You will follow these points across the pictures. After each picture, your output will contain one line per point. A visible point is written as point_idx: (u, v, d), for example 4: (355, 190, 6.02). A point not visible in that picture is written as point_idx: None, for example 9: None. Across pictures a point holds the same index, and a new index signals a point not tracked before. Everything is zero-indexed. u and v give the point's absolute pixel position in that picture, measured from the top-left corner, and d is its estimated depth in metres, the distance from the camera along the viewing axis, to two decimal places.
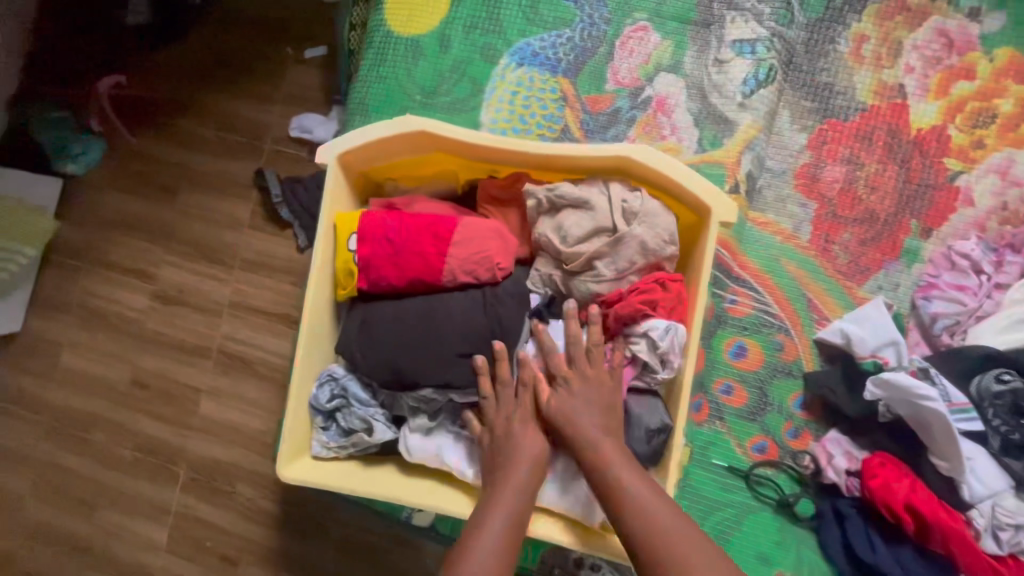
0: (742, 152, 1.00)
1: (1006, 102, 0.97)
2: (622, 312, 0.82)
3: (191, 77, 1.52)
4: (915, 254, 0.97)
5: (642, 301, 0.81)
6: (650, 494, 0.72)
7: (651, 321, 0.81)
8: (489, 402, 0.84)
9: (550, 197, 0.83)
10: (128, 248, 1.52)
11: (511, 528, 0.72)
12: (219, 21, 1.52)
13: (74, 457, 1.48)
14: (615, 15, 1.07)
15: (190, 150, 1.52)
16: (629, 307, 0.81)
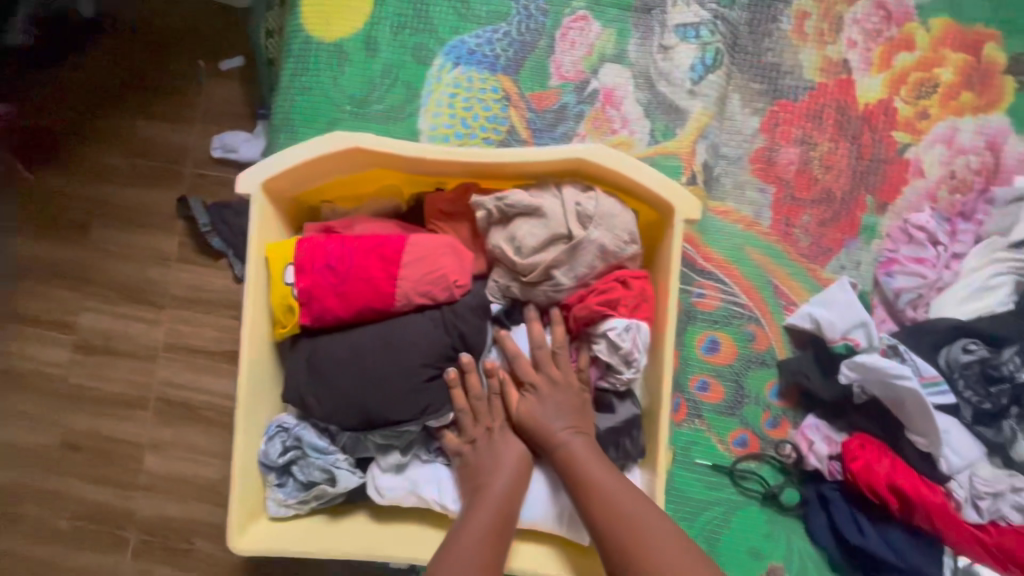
0: (696, 142, 0.97)
1: (946, 70, 0.97)
2: (580, 315, 0.77)
3: (92, 101, 1.36)
4: (872, 230, 0.96)
5: (601, 302, 0.76)
6: (630, 494, 0.69)
7: (610, 321, 0.77)
8: (466, 416, 0.77)
9: (500, 206, 0.77)
10: (39, 297, 1.35)
11: (492, 534, 0.67)
12: (115, 36, 1.36)
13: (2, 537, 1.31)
14: (552, 5, 1.01)
15: (100, 182, 1.35)
16: (587, 310, 0.76)
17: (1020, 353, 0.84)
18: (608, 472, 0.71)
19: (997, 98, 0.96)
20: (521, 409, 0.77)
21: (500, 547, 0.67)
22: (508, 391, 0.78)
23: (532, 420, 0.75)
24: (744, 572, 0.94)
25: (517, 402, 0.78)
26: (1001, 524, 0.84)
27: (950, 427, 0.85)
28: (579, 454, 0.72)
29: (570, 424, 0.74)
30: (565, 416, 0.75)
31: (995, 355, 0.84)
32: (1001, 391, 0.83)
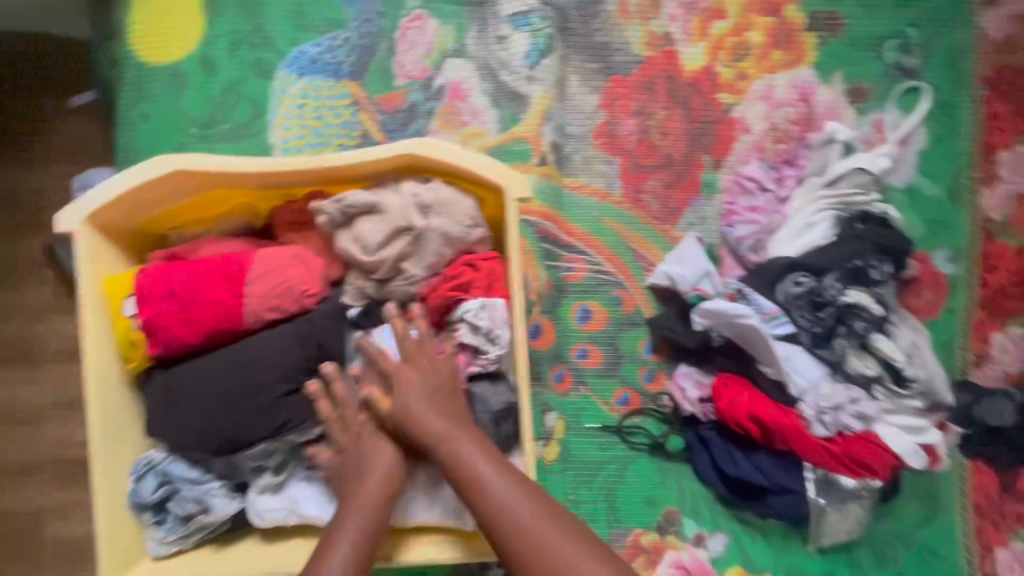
0: (541, 124, 1.02)
1: (756, 33, 1.06)
2: (435, 303, 0.81)
3: None
4: (712, 186, 1.05)
5: (454, 287, 0.80)
6: (518, 491, 0.68)
7: (465, 304, 0.80)
8: (335, 425, 0.79)
9: (340, 208, 0.77)
10: None
11: (362, 549, 0.69)
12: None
13: None
14: (387, 7, 1.02)
15: None
16: (440, 297, 0.80)
17: (841, 279, 0.92)
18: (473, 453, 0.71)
19: (802, 53, 1.06)
20: (389, 406, 0.77)
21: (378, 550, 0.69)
22: (375, 390, 0.79)
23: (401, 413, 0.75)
24: (642, 520, 1.04)
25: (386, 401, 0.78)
26: (847, 434, 0.93)
27: (792, 354, 0.93)
28: (447, 435, 0.72)
29: (438, 416, 0.74)
30: (432, 413, 0.74)
31: (820, 283, 0.93)
32: (828, 314, 0.92)
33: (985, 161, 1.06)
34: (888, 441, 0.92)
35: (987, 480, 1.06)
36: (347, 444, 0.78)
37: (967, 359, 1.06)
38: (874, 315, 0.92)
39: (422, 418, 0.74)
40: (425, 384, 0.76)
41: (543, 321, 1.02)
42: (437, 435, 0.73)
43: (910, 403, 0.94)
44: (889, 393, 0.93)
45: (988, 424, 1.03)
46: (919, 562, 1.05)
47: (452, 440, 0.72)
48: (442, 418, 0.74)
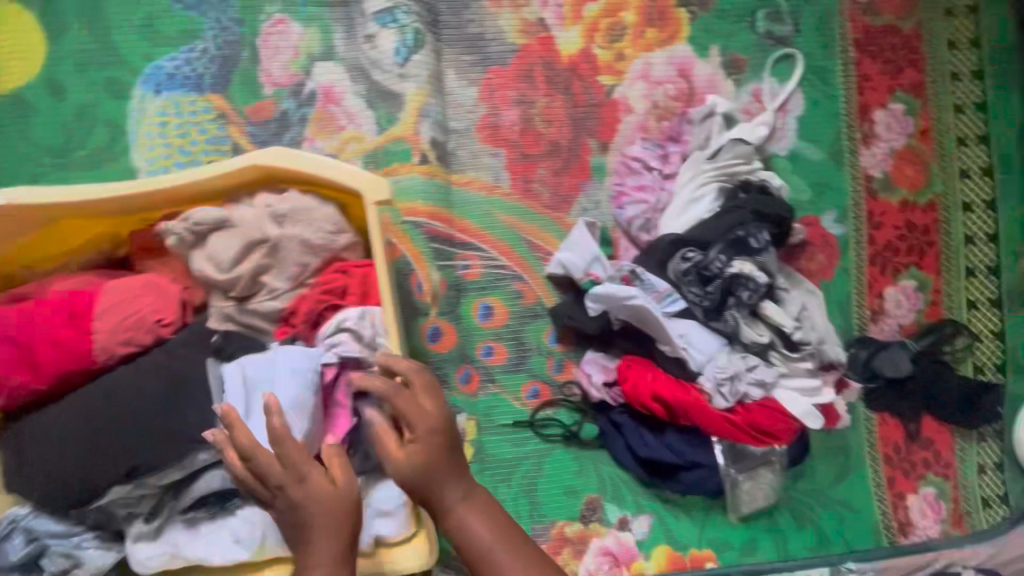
0: (419, 122, 0.99)
1: (629, 13, 1.05)
2: (307, 312, 0.76)
3: None
4: (602, 170, 1.04)
5: (323, 293, 0.75)
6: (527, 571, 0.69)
7: (342, 311, 0.75)
8: (256, 480, 0.69)
9: (189, 227, 0.73)
10: None
11: None
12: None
13: None
14: (245, 14, 0.98)
15: None
16: (311, 302, 0.75)
17: (723, 250, 0.92)
18: (482, 524, 0.72)
19: (676, 29, 1.06)
20: (398, 458, 0.71)
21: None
22: (381, 436, 0.72)
23: (411, 471, 0.70)
24: (564, 512, 1.03)
25: (399, 453, 0.71)
26: (746, 403, 0.95)
27: (688, 331, 0.94)
28: (455, 503, 0.72)
29: (450, 480, 0.72)
30: (439, 478, 0.71)
31: (705, 256, 0.93)
32: (716, 287, 0.92)
33: (863, 121, 1.08)
34: (786, 404, 0.94)
35: (893, 430, 1.09)
36: (320, 500, 0.67)
37: (863, 315, 1.09)
38: (758, 283, 0.91)
39: (429, 480, 0.71)
40: (440, 440, 0.71)
41: (442, 322, 1.01)
42: (437, 499, 0.72)
43: (803, 364, 0.95)
44: (784, 357, 0.95)
45: (886, 377, 1.06)
46: (837, 518, 1.07)
47: (461, 511, 0.72)
48: (450, 480, 0.72)
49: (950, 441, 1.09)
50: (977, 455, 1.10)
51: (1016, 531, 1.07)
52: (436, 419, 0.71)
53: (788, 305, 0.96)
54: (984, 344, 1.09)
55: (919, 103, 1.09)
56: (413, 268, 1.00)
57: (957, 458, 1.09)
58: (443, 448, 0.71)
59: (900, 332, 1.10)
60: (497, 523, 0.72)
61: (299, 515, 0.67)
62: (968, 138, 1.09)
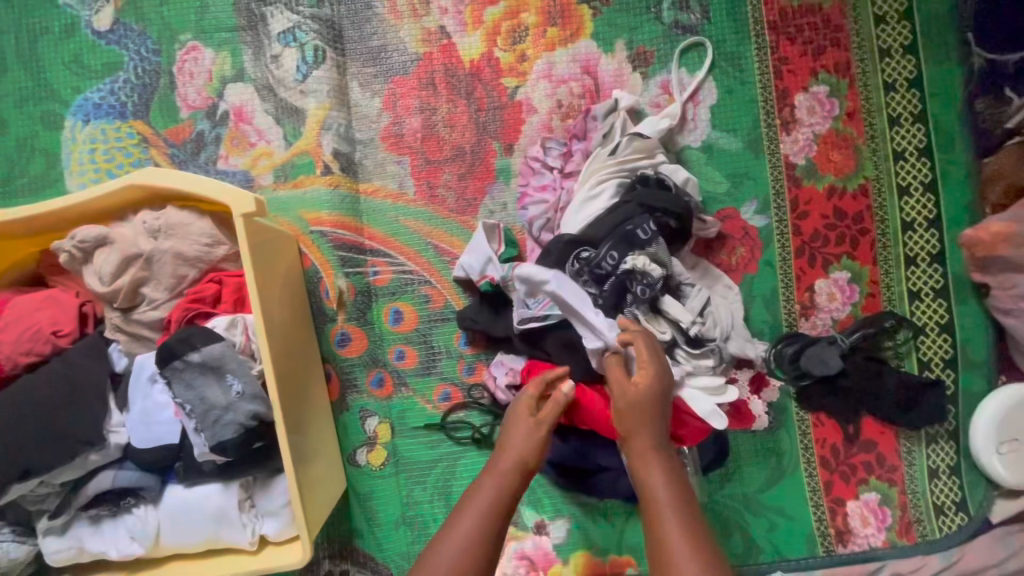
0: (321, 136, 1.03)
1: (530, 14, 1.05)
2: (178, 320, 0.78)
3: None
4: (507, 172, 1.04)
5: (192, 300, 0.79)
6: (686, 537, 0.66)
7: (212, 319, 0.78)
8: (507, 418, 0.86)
9: (76, 245, 0.79)
10: None
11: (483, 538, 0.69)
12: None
13: None
14: (161, 44, 1.05)
15: None
16: (179, 310, 0.78)
17: (615, 246, 0.89)
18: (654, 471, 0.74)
19: (579, 26, 1.05)
20: (621, 395, 0.81)
21: (504, 521, 0.73)
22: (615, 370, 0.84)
23: (627, 405, 0.79)
24: None
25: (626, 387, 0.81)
26: None
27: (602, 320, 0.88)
28: (643, 452, 0.76)
29: (648, 425, 0.79)
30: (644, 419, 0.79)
31: (597, 253, 0.90)
32: (611, 284, 0.89)
33: (783, 106, 1.03)
34: (689, 403, 0.88)
35: (830, 432, 1.01)
36: (520, 435, 0.81)
37: (792, 310, 1.03)
38: (652, 278, 0.88)
39: (632, 424, 0.79)
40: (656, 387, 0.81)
41: (351, 328, 1.03)
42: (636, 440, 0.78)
43: (706, 361, 0.90)
44: (688, 354, 0.90)
45: (814, 375, 0.98)
46: (769, 526, 1.00)
47: (649, 459, 0.76)
48: (644, 434, 0.78)
49: (895, 443, 1.01)
50: (928, 459, 1.01)
51: (971, 541, 0.99)
52: (648, 376, 0.81)
53: (692, 301, 0.92)
54: (928, 338, 1.01)
55: (845, 83, 1.02)
56: (321, 276, 1.03)
57: (904, 461, 1.01)
58: (655, 395, 0.80)
59: (833, 326, 1.02)
60: (679, 491, 0.72)
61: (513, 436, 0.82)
62: (902, 117, 1.02)
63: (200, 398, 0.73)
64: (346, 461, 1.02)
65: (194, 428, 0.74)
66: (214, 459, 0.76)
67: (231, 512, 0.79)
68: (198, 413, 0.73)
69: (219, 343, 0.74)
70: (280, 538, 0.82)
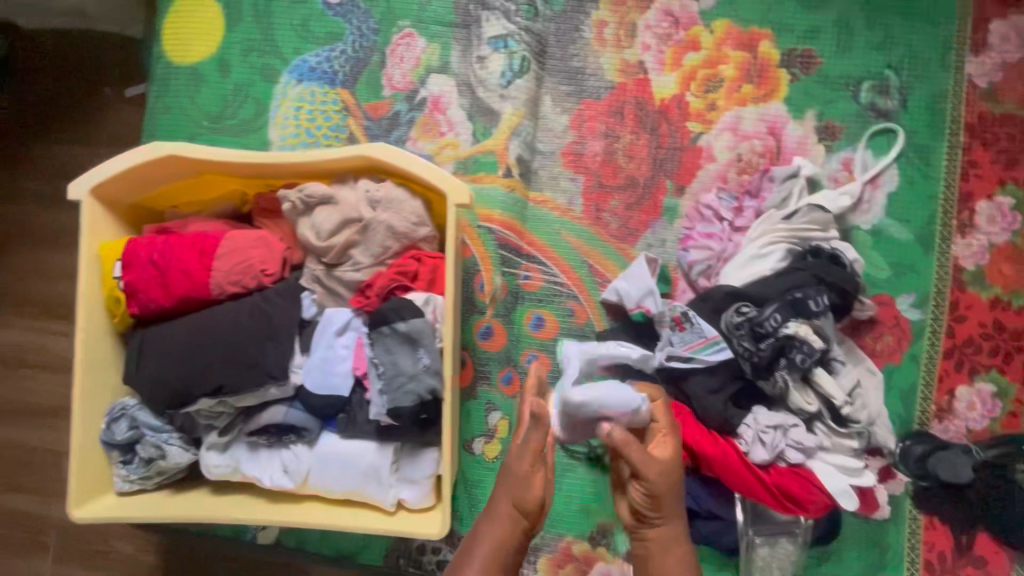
0: (510, 139, 1.08)
1: (729, 67, 1.08)
2: (380, 286, 0.86)
3: (28, 132, 1.62)
4: (674, 211, 1.07)
5: (397, 273, 0.86)
6: None
7: (409, 293, 0.86)
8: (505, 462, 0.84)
9: (301, 197, 0.87)
10: (24, 286, 1.63)
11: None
12: (43, 70, 1.62)
13: (11, 498, 1.61)
14: (382, 25, 1.12)
15: (40, 209, 1.63)
16: (384, 278, 0.86)
17: (780, 310, 0.91)
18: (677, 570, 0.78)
19: (775, 88, 1.07)
20: (652, 483, 0.78)
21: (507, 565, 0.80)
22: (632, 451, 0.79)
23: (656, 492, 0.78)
24: (574, 527, 1.06)
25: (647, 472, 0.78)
26: (781, 466, 0.93)
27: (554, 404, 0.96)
28: (665, 541, 0.79)
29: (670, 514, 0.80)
30: (671, 501, 0.80)
31: (760, 313, 0.92)
32: (768, 345, 0.91)
33: (962, 209, 1.03)
34: (820, 476, 0.92)
35: (941, 538, 1.00)
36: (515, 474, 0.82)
37: (928, 409, 1.02)
38: (812, 347, 0.90)
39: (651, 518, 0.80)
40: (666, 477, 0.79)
41: (495, 323, 1.07)
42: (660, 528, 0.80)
43: (849, 442, 0.93)
44: (829, 430, 0.93)
45: (941, 479, 0.98)
46: None
47: (666, 544, 0.79)
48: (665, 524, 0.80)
49: (1006, 566, 0.99)
50: None
51: None
52: (669, 451, 0.82)
53: (842, 378, 0.93)
54: None
55: None
56: (479, 269, 1.07)
57: None
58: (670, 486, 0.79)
59: (967, 436, 1.01)
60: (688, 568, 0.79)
61: (516, 487, 0.82)
62: None
63: (394, 363, 0.81)
64: (462, 445, 1.07)
65: (377, 390, 0.83)
66: (383, 421, 0.84)
67: (382, 471, 0.85)
68: (388, 374, 0.81)
69: (420, 319, 0.82)
70: (417, 507, 0.88)
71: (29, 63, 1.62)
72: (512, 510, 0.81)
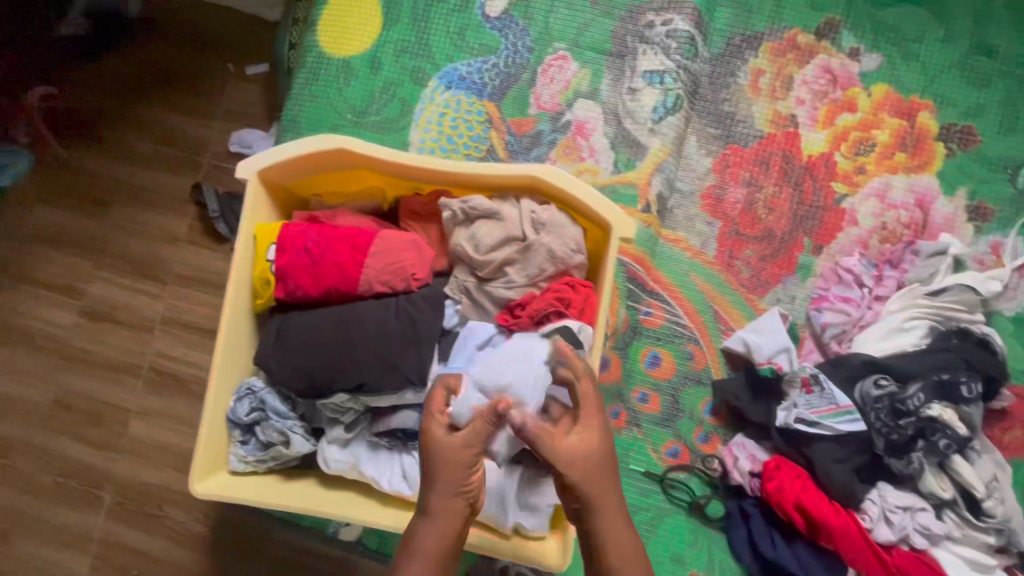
0: (653, 175, 1.08)
1: (883, 132, 1.07)
2: (537, 307, 0.86)
3: (144, 93, 1.64)
4: (808, 269, 1.06)
5: (555, 298, 0.86)
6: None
7: (563, 320, 0.85)
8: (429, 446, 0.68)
9: (464, 208, 0.88)
10: (115, 241, 1.63)
11: None
12: (173, 37, 1.65)
13: (68, 448, 1.60)
14: (538, 44, 1.13)
15: (141, 168, 1.64)
16: (544, 302, 0.86)
17: (924, 390, 0.91)
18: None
19: (928, 160, 1.06)
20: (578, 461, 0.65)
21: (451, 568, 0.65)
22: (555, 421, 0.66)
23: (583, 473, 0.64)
24: None
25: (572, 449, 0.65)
26: (903, 548, 0.91)
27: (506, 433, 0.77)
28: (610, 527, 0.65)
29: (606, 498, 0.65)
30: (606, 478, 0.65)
31: (901, 390, 0.92)
32: (908, 424, 0.90)
33: None
34: (943, 565, 0.90)
35: None
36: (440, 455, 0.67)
37: None
38: (957, 433, 0.90)
39: (601, 523, 0.64)
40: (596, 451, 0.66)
41: (613, 356, 1.06)
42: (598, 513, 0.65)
43: (981, 537, 0.91)
44: (959, 520, 0.92)
45: None
46: None
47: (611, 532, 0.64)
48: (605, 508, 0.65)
49: None
50: None
51: None
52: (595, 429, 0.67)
53: (979, 469, 0.92)
54: None
55: None
56: None
57: None
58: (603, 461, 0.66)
59: None
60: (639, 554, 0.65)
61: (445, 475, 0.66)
62: None
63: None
64: None
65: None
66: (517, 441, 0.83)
67: (505, 497, 0.84)
68: None
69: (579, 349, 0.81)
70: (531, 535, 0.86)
71: (160, 27, 1.65)
72: (462, 504, 0.67)
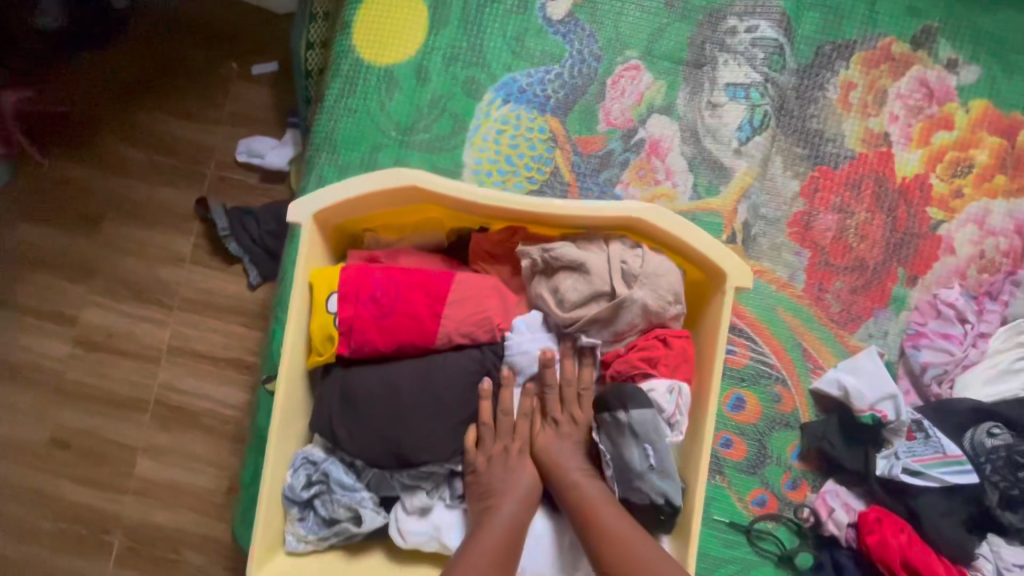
0: (739, 202, 0.97)
1: (982, 152, 1.00)
2: (620, 368, 0.80)
3: (135, 94, 1.46)
4: (901, 302, 0.98)
5: (640, 358, 0.79)
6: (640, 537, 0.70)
7: (651, 381, 0.78)
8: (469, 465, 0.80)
9: (546, 256, 0.79)
10: (109, 262, 1.45)
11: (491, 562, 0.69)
12: (166, 30, 1.46)
13: (65, 493, 1.43)
14: (607, 51, 1.01)
15: (136, 179, 1.46)
16: (627, 363, 0.79)
17: None
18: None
19: None
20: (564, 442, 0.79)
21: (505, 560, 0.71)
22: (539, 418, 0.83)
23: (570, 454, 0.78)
24: None
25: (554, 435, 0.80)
26: None
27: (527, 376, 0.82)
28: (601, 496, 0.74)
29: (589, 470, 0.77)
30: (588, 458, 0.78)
31: (1018, 441, 0.88)
32: None
33: None
34: None
35: None
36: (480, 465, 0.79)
37: None
38: None
39: (589, 491, 0.74)
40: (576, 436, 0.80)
41: None
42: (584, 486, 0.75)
43: None
44: None
45: None
46: None
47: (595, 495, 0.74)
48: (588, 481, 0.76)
49: None
50: None
51: None
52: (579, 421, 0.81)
53: None
54: None
55: None
56: None
57: None
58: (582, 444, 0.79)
59: None
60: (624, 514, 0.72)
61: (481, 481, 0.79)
62: None
63: (619, 455, 0.76)
64: None
65: (607, 478, 0.78)
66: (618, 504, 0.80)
67: None
68: (619, 467, 0.76)
69: (648, 410, 0.74)
70: None
71: (151, 19, 1.46)
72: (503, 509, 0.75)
